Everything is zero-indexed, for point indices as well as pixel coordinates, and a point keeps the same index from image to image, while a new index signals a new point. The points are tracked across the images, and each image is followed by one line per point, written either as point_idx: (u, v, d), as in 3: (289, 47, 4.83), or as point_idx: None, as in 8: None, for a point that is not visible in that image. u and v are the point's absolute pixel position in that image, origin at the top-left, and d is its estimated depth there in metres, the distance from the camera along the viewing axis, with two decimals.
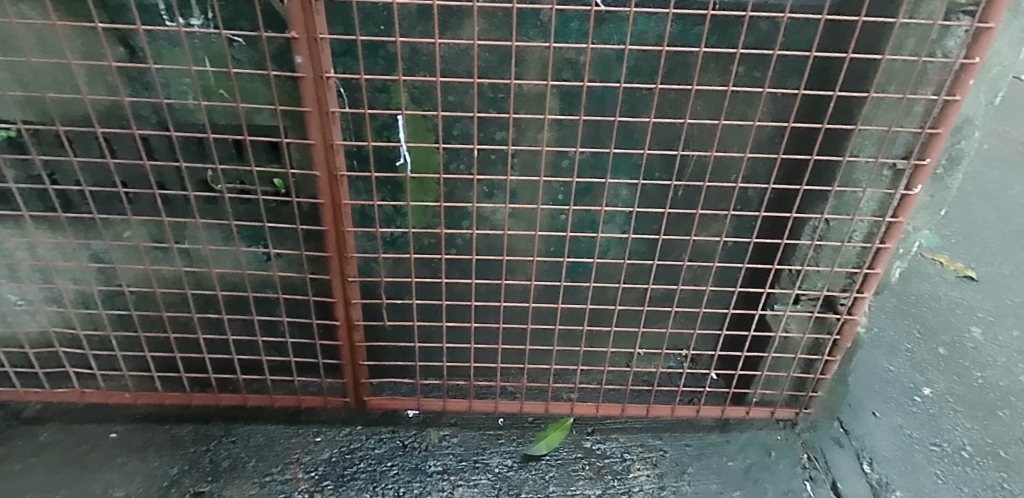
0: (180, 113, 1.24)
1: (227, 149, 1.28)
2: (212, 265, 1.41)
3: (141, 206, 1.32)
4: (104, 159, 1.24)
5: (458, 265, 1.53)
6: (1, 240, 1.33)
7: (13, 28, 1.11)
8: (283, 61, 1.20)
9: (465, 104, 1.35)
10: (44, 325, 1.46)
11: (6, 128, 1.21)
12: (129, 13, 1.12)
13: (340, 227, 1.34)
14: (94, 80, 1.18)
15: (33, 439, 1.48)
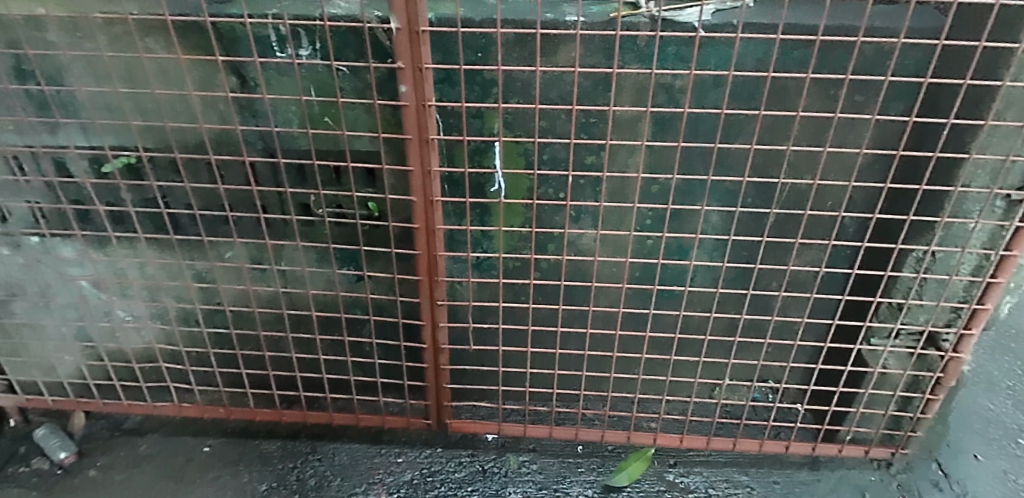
0: (286, 140, 1.29)
1: (328, 175, 1.33)
2: (307, 286, 1.46)
3: (245, 229, 1.38)
4: (214, 185, 1.30)
5: (543, 289, 1.52)
6: (116, 261, 1.42)
7: (138, 61, 1.18)
8: (386, 89, 1.23)
9: (557, 129, 1.33)
10: (149, 340, 1.53)
11: (128, 155, 1.28)
12: (243, 44, 1.17)
13: (433, 252, 1.35)
14: (209, 108, 1.24)
15: (134, 450, 1.58)
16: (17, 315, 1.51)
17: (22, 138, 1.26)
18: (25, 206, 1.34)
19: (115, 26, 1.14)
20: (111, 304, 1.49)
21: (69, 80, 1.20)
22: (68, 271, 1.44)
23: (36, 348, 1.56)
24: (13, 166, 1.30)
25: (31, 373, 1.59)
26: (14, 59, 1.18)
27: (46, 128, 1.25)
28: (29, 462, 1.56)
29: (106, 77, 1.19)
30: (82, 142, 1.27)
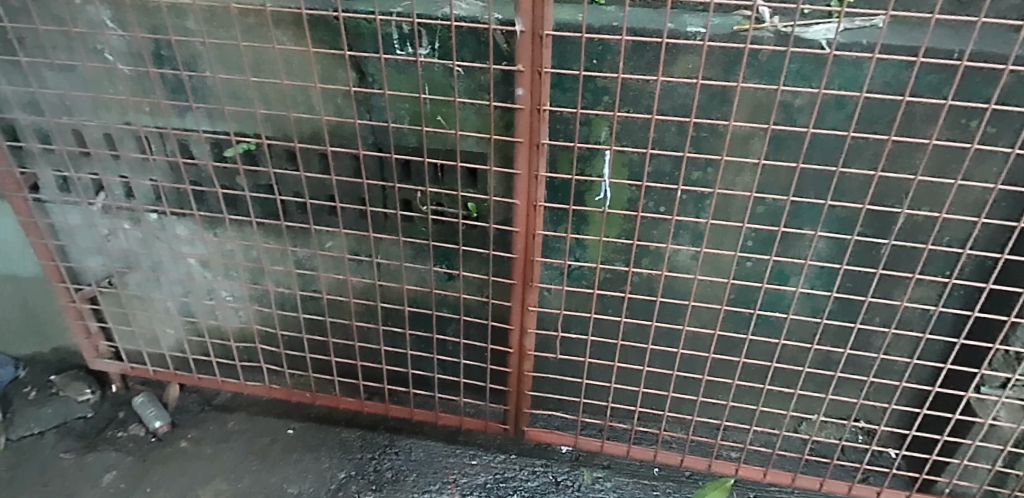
0: (398, 136, 1.31)
1: (434, 173, 1.35)
2: (401, 280, 1.48)
3: (349, 220, 1.42)
4: (326, 176, 1.34)
5: (638, 305, 1.48)
6: (225, 243, 1.49)
7: (269, 52, 1.22)
8: (500, 92, 1.24)
9: (667, 141, 1.26)
10: (247, 319, 1.60)
11: (250, 142, 1.33)
12: (367, 41, 1.21)
13: (530, 257, 1.35)
14: (328, 101, 1.27)
15: (223, 426, 1.66)
16: (131, 287, 1.59)
17: (154, 120, 1.33)
18: (150, 184, 1.41)
19: (249, 17, 1.19)
20: (216, 284, 1.55)
21: (203, 67, 1.26)
22: (180, 249, 1.51)
23: (143, 319, 1.64)
24: (142, 145, 1.37)
25: (137, 343, 1.68)
26: (154, 44, 1.23)
27: (175, 111, 1.31)
28: (127, 427, 1.65)
29: (237, 65, 1.25)
30: (208, 127, 1.33)
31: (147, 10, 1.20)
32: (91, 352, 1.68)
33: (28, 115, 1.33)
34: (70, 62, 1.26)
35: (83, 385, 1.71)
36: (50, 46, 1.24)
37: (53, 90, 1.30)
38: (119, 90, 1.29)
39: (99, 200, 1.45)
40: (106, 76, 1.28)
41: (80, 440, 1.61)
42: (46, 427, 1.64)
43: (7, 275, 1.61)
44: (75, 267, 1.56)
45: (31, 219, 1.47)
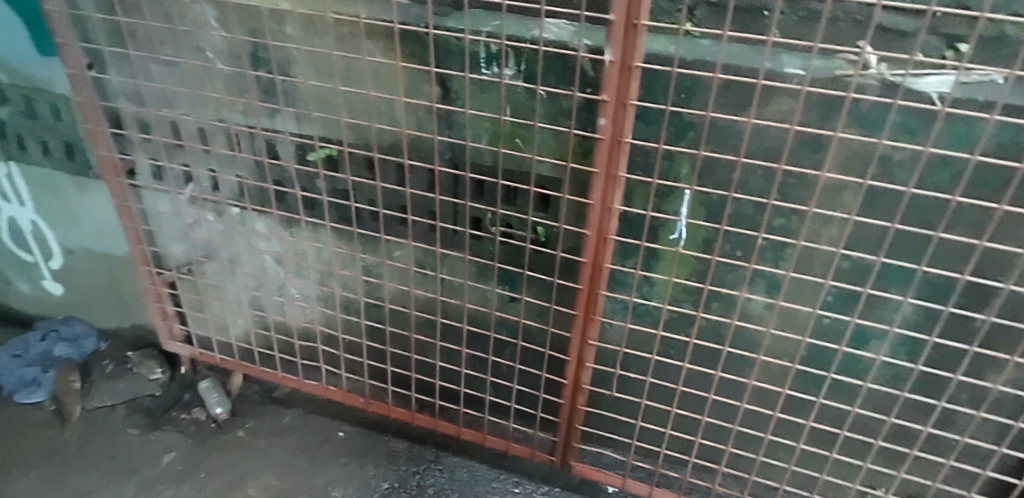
0: (474, 155, 1.31)
1: (507, 195, 1.33)
2: (462, 298, 1.48)
3: (418, 232, 1.42)
4: (401, 187, 1.35)
5: (704, 352, 1.41)
6: (299, 243, 1.53)
7: (358, 62, 1.25)
8: (582, 119, 1.21)
9: (753, 185, 1.18)
10: (311, 318, 1.63)
11: (332, 148, 1.36)
12: (454, 58, 1.22)
13: (594, 289, 1.32)
14: (411, 114, 1.29)
15: (278, 420, 1.71)
16: (208, 275, 1.66)
17: (245, 119, 1.38)
18: (235, 179, 1.47)
19: (343, 27, 1.23)
20: (286, 281, 1.60)
21: (296, 71, 1.30)
22: (256, 244, 1.56)
23: (216, 307, 1.71)
24: (232, 142, 1.42)
25: (208, 329, 1.75)
26: (253, 47, 1.29)
27: (266, 112, 1.36)
28: (190, 410, 1.72)
29: (327, 72, 1.28)
30: (294, 130, 1.37)
31: (250, 13, 1.25)
32: (166, 333, 1.76)
33: (132, 105, 1.42)
34: (174, 58, 1.33)
35: (155, 363, 1.80)
36: (157, 41, 1.32)
37: (157, 83, 1.37)
38: (217, 88, 1.35)
39: (188, 190, 1.53)
40: (206, 74, 1.34)
41: (146, 417, 1.69)
42: (118, 401, 1.73)
43: (99, 252, 1.71)
44: (160, 251, 1.65)
45: (126, 202, 1.56)
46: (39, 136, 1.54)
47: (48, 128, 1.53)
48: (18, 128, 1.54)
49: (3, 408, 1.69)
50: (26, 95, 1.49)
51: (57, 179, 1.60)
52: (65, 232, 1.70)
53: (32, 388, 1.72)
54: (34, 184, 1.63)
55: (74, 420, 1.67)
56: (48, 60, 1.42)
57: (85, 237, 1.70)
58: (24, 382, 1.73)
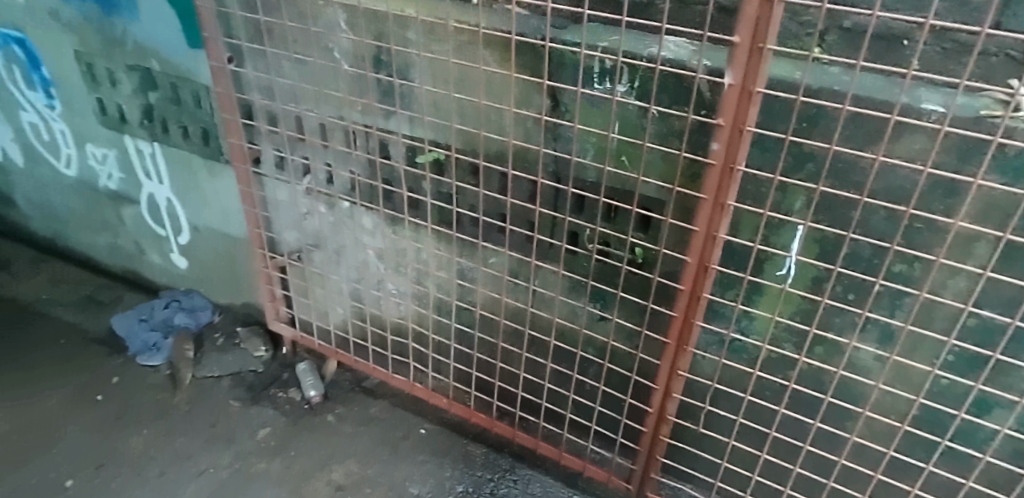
0: (578, 170, 1.30)
1: (607, 213, 1.31)
2: (552, 312, 1.48)
3: (515, 242, 1.43)
4: (503, 196, 1.37)
5: (802, 399, 1.32)
6: (401, 241, 1.58)
7: (473, 71, 1.28)
8: (693, 142, 1.17)
9: (873, 227, 1.09)
10: (405, 314, 1.69)
11: (440, 152, 1.40)
12: (568, 72, 1.22)
13: (689, 319, 1.27)
14: (519, 125, 1.31)
15: (365, 409, 1.77)
16: (315, 263, 1.75)
17: (363, 118, 1.45)
18: (348, 175, 1.54)
19: (462, 35, 1.26)
20: (386, 276, 1.66)
21: (413, 76, 1.34)
22: (362, 238, 1.63)
23: (319, 294, 1.80)
24: (349, 139, 1.49)
25: (310, 314, 1.85)
26: (376, 50, 1.35)
27: (383, 113, 1.42)
28: (287, 389, 1.82)
29: (442, 79, 1.32)
30: (407, 132, 1.42)
31: (376, 18, 1.31)
32: (273, 314, 1.88)
33: (263, 99, 1.52)
34: (305, 56, 1.41)
35: (260, 341, 1.92)
36: (291, 40, 1.41)
37: (287, 79, 1.47)
38: (340, 87, 1.42)
39: (305, 182, 1.62)
40: (331, 73, 1.42)
41: (247, 392, 1.81)
42: (224, 373, 1.85)
43: (222, 232, 1.85)
44: (275, 237, 1.76)
45: (249, 188, 1.67)
46: (181, 121, 1.68)
47: (188, 115, 1.66)
48: (164, 113, 1.69)
49: (128, 367, 1.86)
50: (174, 83, 1.63)
51: (193, 161, 1.74)
52: (195, 211, 1.85)
53: (153, 351, 1.89)
54: (173, 164, 1.78)
55: (185, 386, 1.81)
56: (194, 53, 1.55)
57: (211, 217, 1.84)
58: (147, 345, 1.90)
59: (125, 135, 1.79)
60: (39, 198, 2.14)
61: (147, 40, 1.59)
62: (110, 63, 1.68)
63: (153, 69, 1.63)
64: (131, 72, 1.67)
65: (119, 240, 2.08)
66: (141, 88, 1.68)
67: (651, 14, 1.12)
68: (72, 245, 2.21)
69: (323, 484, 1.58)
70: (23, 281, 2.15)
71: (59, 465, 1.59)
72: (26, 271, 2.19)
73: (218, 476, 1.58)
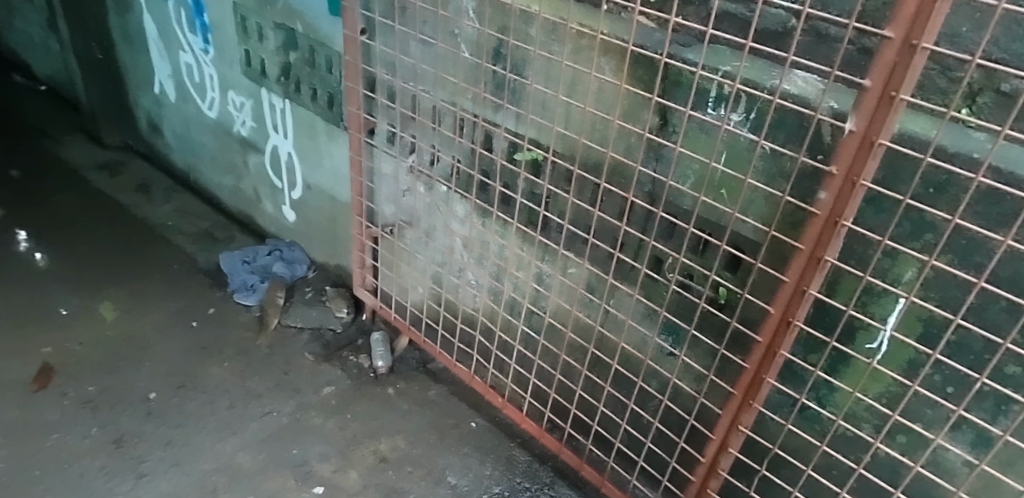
0: (674, 195, 1.26)
1: (696, 244, 1.26)
2: (621, 336, 1.45)
3: (597, 257, 1.41)
4: (592, 208, 1.35)
5: (871, 489, 1.19)
6: (487, 234, 1.60)
7: (586, 76, 1.27)
8: (801, 187, 1.10)
9: (988, 318, 0.96)
10: (479, 305, 1.71)
11: (538, 152, 1.40)
12: (682, 92, 1.18)
13: (761, 374, 1.18)
14: (622, 138, 1.29)
15: (424, 390, 1.80)
16: (406, 240, 1.82)
17: (473, 107, 1.47)
18: (450, 160, 1.58)
19: (582, 39, 1.25)
20: (467, 266, 1.69)
21: (528, 73, 1.35)
22: (452, 224, 1.67)
23: (404, 270, 1.86)
24: (456, 126, 1.52)
25: (392, 287, 1.91)
26: (498, 42, 1.37)
27: (492, 105, 1.44)
28: (357, 354, 1.89)
29: (555, 80, 1.32)
30: (511, 127, 1.43)
31: (503, 11, 1.33)
32: (359, 280, 1.96)
33: (386, 74, 1.58)
34: (431, 38, 1.45)
35: (343, 303, 2.00)
36: (421, 21, 1.46)
37: (411, 58, 1.52)
38: (457, 73, 1.45)
39: (409, 160, 1.67)
40: (451, 59, 1.45)
41: (322, 348, 1.89)
42: (306, 326, 1.95)
43: (329, 194, 1.95)
44: (374, 208, 1.83)
45: (359, 157, 1.74)
46: (311, 83, 1.79)
47: (319, 79, 1.77)
48: (299, 73, 1.81)
49: (225, 301, 2.01)
50: (312, 46, 1.74)
51: (315, 123, 1.85)
52: (309, 169, 1.96)
53: (249, 292, 2.02)
54: (298, 122, 1.90)
55: (270, 330, 1.93)
56: (334, 20, 1.64)
57: (322, 178, 1.95)
58: (245, 285, 2.04)
59: (262, 88, 1.94)
60: (182, 133, 2.36)
61: (296, 3, 1.71)
62: (261, 19, 1.82)
63: (297, 30, 1.75)
64: (277, 30, 1.80)
65: (241, 185, 2.25)
66: (284, 47, 1.81)
67: (782, 45, 1.06)
68: (203, 182, 2.43)
69: (370, 452, 1.62)
70: (157, 206, 2.37)
71: (148, 378, 1.73)
72: (160, 197, 2.43)
73: (279, 421, 1.66)
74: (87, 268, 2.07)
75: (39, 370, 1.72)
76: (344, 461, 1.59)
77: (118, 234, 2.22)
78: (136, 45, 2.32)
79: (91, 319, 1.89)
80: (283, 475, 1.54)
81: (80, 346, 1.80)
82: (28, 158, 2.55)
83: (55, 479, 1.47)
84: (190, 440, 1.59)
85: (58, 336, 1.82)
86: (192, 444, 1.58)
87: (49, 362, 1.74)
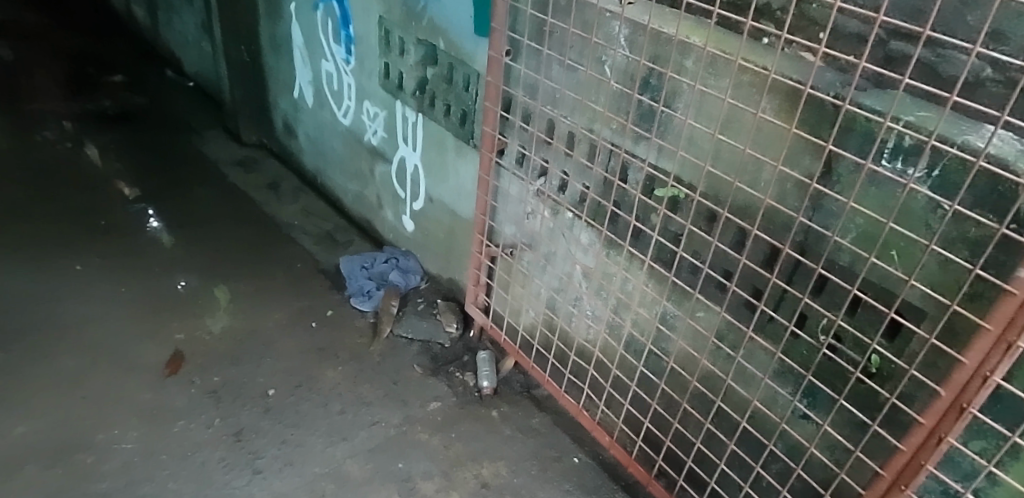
0: (830, 250, 1.16)
1: (852, 306, 1.16)
2: (751, 391, 1.35)
3: (733, 305, 1.33)
4: (736, 254, 1.27)
5: None
6: (612, 267, 1.55)
7: (745, 115, 1.20)
8: (988, 258, 0.98)
9: None
10: (594, 338, 1.66)
11: (682, 191, 1.34)
12: (852, 140, 1.08)
13: (918, 459, 1.07)
14: (777, 183, 1.20)
15: (528, 417, 1.77)
16: (523, 262, 1.79)
17: (613, 136, 1.43)
18: (581, 187, 1.54)
19: (745, 75, 1.18)
20: (586, 296, 1.64)
21: (678, 106, 1.30)
22: (575, 252, 1.63)
23: (518, 292, 1.84)
24: (592, 153, 1.48)
25: (503, 308, 1.89)
26: (648, 72, 1.32)
27: (634, 136, 1.39)
28: (463, 371, 1.88)
29: (709, 116, 1.25)
30: (653, 160, 1.37)
31: (659, 41, 1.28)
32: (471, 297, 1.95)
33: (525, 96, 1.58)
34: (577, 64, 1.43)
35: (452, 318, 2.01)
36: (569, 45, 1.44)
37: (553, 82, 1.50)
38: (601, 101, 1.42)
39: (537, 183, 1.65)
40: (597, 86, 1.42)
41: (429, 361, 1.90)
42: (416, 337, 1.97)
43: (450, 209, 1.97)
44: (495, 227, 1.83)
45: (487, 176, 1.74)
46: (446, 99, 1.81)
47: (455, 96, 1.78)
48: (435, 88, 1.84)
49: (342, 305, 2.06)
50: (451, 63, 1.76)
51: (445, 138, 1.87)
52: (434, 182, 1.99)
53: (365, 298, 2.06)
54: (428, 136, 1.93)
55: (382, 338, 1.95)
56: (477, 39, 1.65)
57: (445, 192, 1.96)
58: (361, 291, 2.08)
59: (397, 101, 1.98)
60: (315, 137, 2.46)
61: (441, 19, 1.73)
62: (404, 34, 1.86)
63: (438, 47, 1.78)
64: (419, 45, 1.83)
65: (365, 191, 2.31)
66: (423, 62, 1.84)
67: (978, 97, 0.95)
68: (328, 185, 2.52)
69: (472, 476, 1.60)
70: (284, 205, 2.48)
71: (268, 374, 1.80)
72: (288, 196, 2.54)
73: (386, 432, 1.67)
74: (219, 260, 2.18)
75: (172, 356, 1.82)
76: (446, 482, 1.57)
77: (248, 230, 2.34)
78: (282, 51, 2.44)
79: (221, 312, 1.98)
80: (387, 488, 1.54)
81: (209, 336, 1.89)
82: (175, 151, 2.73)
83: (180, 465, 1.54)
84: (303, 441, 1.63)
85: (190, 324, 1.92)
86: (305, 446, 1.62)
87: (181, 350, 1.84)
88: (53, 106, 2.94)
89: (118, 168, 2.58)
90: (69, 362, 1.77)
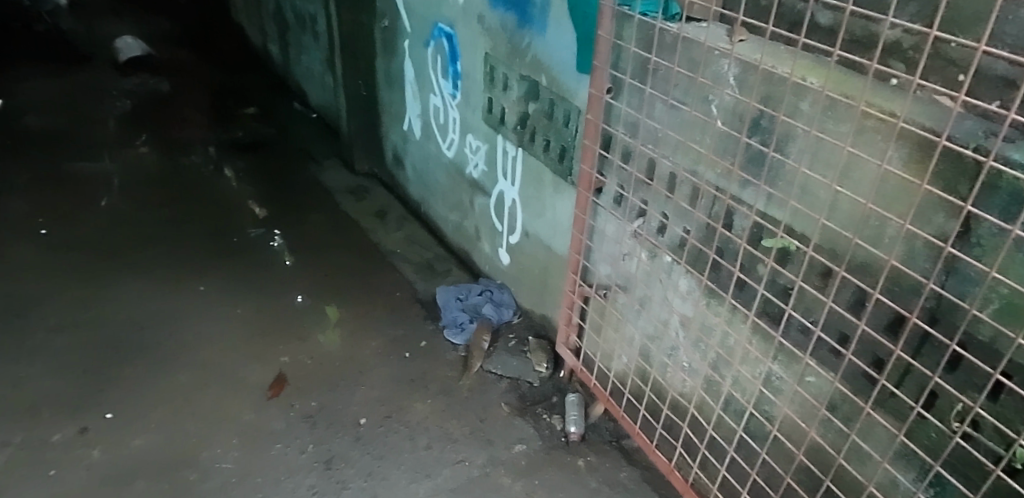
0: (968, 322, 1.01)
1: (993, 391, 0.99)
2: (867, 472, 1.20)
3: (848, 374, 1.19)
4: (853, 318, 1.14)
5: None
6: (712, 318, 1.45)
7: (868, 165, 1.08)
8: None
9: None
10: (690, 393, 1.56)
11: (794, 243, 1.22)
12: (996, 199, 0.93)
13: None
14: (905, 242, 1.06)
15: (616, 470, 1.68)
16: (618, 304, 1.72)
17: (718, 181, 1.34)
18: (681, 232, 1.45)
19: (869, 119, 1.05)
20: (682, 348, 1.55)
21: (791, 151, 1.19)
22: (672, 298, 1.54)
23: (610, 336, 1.76)
24: (694, 197, 1.40)
25: (595, 351, 1.83)
26: (758, 113, 1.22)
27: (741, 181, 1.29)
28: (551, 414, 1.83)
29: (826, 164, 1.13)
30: (761, 208, 1.27)
31: (772, 80, 1.18)
32: (563, 337, 1.91)
33: (626, 135, 1.52)
34: (681, 103, 1.36)
35: (543, 357, 1.96)
36: (674, 83, 1.37)
37: (655, 121, 1.44)
38: (706, 142, 1.33)
39: (635, 224, 1.58)
40: (702, 126, 1.34)
41: (517, 400, 1.87)
42: (505, 374, 1.94)
43: (545, 245, 1.94)
44: (590, 267, 1.77)
45: (584, 215, 1.70)
46: (546, 135, 1.79)
47: (555, 131, 1.76)
48: (536, 123, 1.82)
49: (436, 336, 2.08)
50: (552, 99, 1.74)
51: (544, 174, 1.85)
52: (531, 217, 1.96)
53: (458, 330, 2.07)
54: (527, 171, 1.92)
55: (472, 372, 1.95)
56: (579, 76, 1.62)
57: (542, 228, 1.93)
58: (455, 322, 2.09)
59: (499, 135, 1.99)
60: (421, 167, 2.53)
61: (545, 56, 1.72)
62: (508, 70, 1.87)
63: (540, 83, 1.76)
64: (521, 81, 1.82)
65: (465, 222, 2.34)
66: (525, 97, 1.83)
67: None
68: (431, 214, 2.57)
69: None
70: (390, 233, 2.56)
71: (360, 403, 1.84)
72: (393, 224, 2.62)
73: (469, 472, 1.65)
74: (325, 285, 2.28)
75: (274, 379, 1.91)
76: None
77: (354, 256, 2.43)
78: (395, 84, 2.54)
79: (323, 337, 2.06)
80: None
81: (310, 360, 1.97)
82: (295, 177, 2.91)
83: (273, 488, 1.60)
84: (388, 475, 1.64)
85: (294, 348, 2.01)
86: (390, 480, 1.63)
87: (283, 372, 1.93)
88: (196, 134, 3.23)
89: (246, 192, 2.78)
90: (184, 378, 1.90)
